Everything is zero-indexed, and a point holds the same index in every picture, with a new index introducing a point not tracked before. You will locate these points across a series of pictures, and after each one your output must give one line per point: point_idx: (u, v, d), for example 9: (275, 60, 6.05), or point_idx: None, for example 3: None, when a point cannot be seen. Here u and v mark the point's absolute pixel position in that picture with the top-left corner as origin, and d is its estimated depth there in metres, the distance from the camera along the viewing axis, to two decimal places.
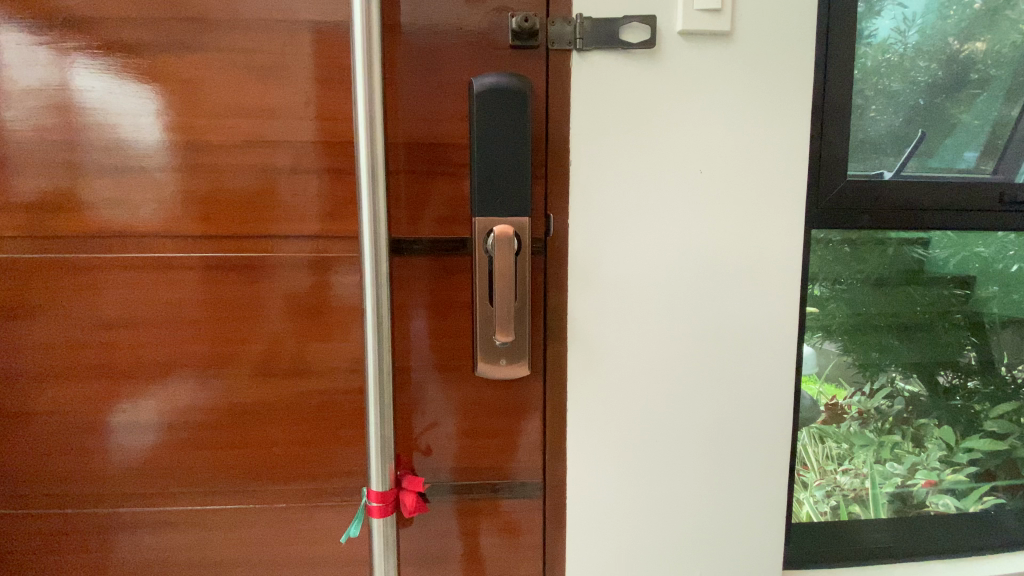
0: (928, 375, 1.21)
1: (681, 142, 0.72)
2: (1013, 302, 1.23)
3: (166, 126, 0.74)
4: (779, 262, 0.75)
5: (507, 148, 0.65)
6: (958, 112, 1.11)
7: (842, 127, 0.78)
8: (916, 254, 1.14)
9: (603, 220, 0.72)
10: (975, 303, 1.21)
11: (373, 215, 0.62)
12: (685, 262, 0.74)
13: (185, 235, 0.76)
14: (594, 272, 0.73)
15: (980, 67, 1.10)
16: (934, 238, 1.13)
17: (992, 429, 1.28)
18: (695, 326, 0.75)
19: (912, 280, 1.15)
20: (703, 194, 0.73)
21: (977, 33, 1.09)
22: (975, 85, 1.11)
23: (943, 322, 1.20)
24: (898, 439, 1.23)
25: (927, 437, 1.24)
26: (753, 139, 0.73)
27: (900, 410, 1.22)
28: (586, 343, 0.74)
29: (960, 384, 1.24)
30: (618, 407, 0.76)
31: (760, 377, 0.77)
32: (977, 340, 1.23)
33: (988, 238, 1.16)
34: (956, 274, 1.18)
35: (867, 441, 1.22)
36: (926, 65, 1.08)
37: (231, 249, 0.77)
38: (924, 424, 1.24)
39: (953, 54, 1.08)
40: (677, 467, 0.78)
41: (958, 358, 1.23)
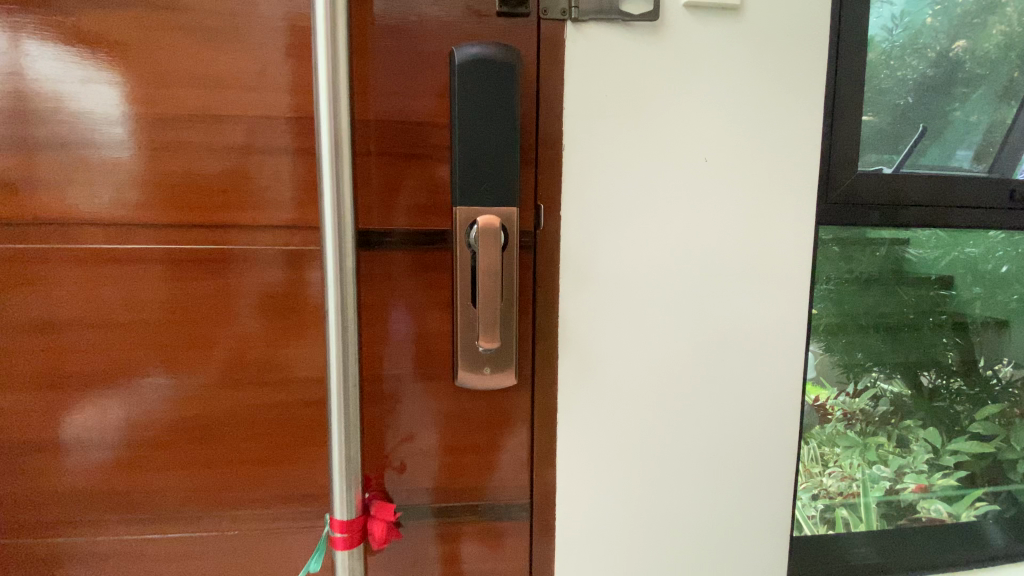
0: (911, 375, 1.18)
1: (684, 128, 0.65)
2: (998, 303, 1.21)
3: (108, 96, 0.64)
4: (790, 262, 0.69)
5: (494, 129, 0.57)
6: (952, 109, 1.08)
7: (852, 117, 0.72)
8: (906, 254, 1.10)
9: (597, 213, 0.65)
10: (959, 304, 1.18)
11: (338, 204, 0.53)
12: (684, 260, 0.67)
13: (136, 225, 0.67)
14: (585, 271, 0.66)
15: (968, 66, 1.07)
16: (924, 238, 1.10)
17: (978, 431, 1.25)
18: (695, 330, 0.69)
19: (903, 279, 1.12)
20: (704, 185, 0.67)
21: (964, 31, 1.06)
22: (964, 84, 1.08)
23: (929, 321, 1.17)
24: (883, 441, 1.20)
25: (913, 439, 1.21)
26: (762, 125, 0.67)
27: (885, 412, 1.18)
28: (576, 348, 0.67)
29: (945, 385, 1.21)
30: (612, 419, 0.69)
31: (767, 385, 0.71)
32: (960, 340, 1.20)
33: (980, 237, 1.13)
34: (942, 274, 1.14)
35: (851, 442, 1.17)
36: (919, 62, 1.04)
37: (183, 240, 0.67)
38: (910, 426, 1.21)
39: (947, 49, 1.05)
40: (677, 484, 0.71)
41: (942, 358, 1.20)
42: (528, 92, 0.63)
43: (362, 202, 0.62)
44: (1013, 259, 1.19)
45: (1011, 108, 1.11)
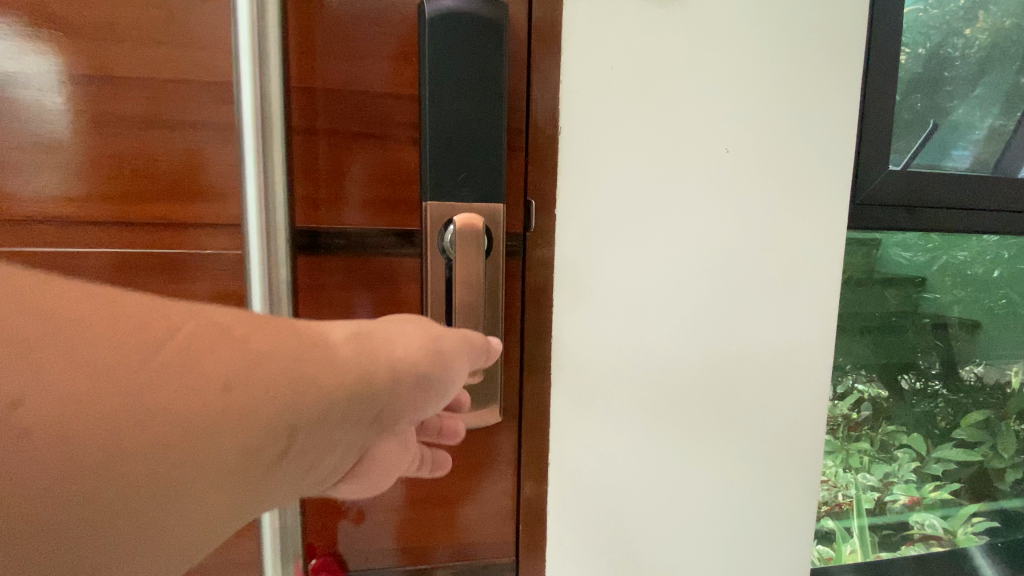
0: (888, 376, 1.11)
1: (700, 113, 0.55)
2: (979, 306, 1.15)
3: (27, 57, 0.48)
4: (818, 272, 0.60)
5: (474, 107, 0.45)
6: (946, 106, 1.04)
7: (877, 108, 0.64)
8: (895, 255, 1.05)
9: (596, 213, 0.54)
10: (938, 304, 1.12)
11: (266, 191, 0.41)
12: (693, 267, 0.57)
13: (63, 224, 0.51)
14: (579, 283, 0.54)
15: (955, 66, 1.03)
16: (912, 239, 1.05)
17: (963, 437, 1.21)
18: (705, 353, 0.59)
19: (892, 281, 1.07)
20: (720, 181, 0.56)
21: (952, 30, 1.02)
22: (951, 84, 1.04)
23: (912, 323, 1.11)
24: (865, 446, 1.12)
25: (896, 444, 1.15)
26: (790, 113, 0.57)
27: (868, 417, 1.11)
28: (570, 375, 0.55)
29: (921, 386, 1.15)
30: (611, 460, 0.58)
31: (789, 415, 0.61)
32: (939, 342, 1.14)
33: (970, 241, 1.09)
34: (913, 272, 1.08)
35: (834, 447, 1.09)
36: (912, 59, 0.98)
37: (118, 243, 0.52)
38: (892, 431, 1.14)
39: (942, 44, 1.01)
40: (685, 531, 0.61)
41: (918, 359, 1.13)
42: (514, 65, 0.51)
43: (302, 195, 0.49)
44: (1005, 263, 1.14)
45: (993, 112, 1.10)
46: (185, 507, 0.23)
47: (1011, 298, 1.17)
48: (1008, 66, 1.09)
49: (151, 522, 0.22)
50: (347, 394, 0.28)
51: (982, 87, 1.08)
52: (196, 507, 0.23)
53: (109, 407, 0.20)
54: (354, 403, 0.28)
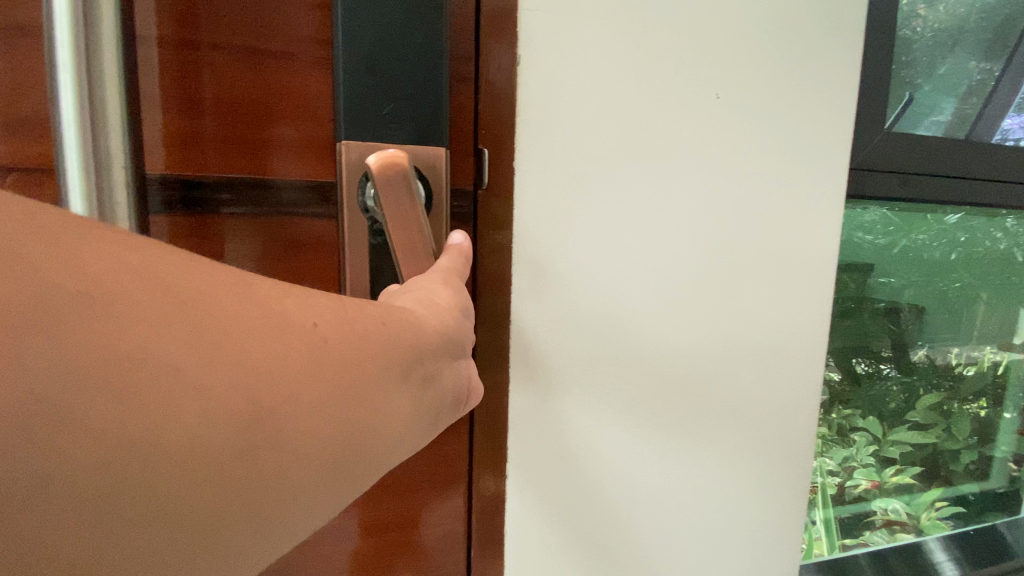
0: (845, 361, 1.08)
1: (685, 52, 0.45)
2: (935, 288, 1.14)
3: None
4: (811, 246, 0.52)
5: (410, 14, 0.34)
6: (914, 82, 1.00)
7: (873, 62, 0.56)
8: (858, 237, 1.02)
9: (562, 171, 0.43)
10: (895, 288, 1.09)
11: (92, 92, 0.28)
12: (674, 236, 0.48)
13: None
14: (542, 257, 0.44)
15: (919, 48, 1.00)
16: (874, 221, 1.03)
17: (920, 420, 1.20)
18: (689, 341, 0.50)
19: (854, 264, 1.03)
20: (706, 137, 0.47)
21: (917, 9, 0.98)
22: (915, 64, 1.00)
23: (870, 307, 1.08)
24: (826, 432, 1.09)
25: (854, 428, 1.12)
26: (786, 58, 0.49)
27: (826, 402, 1.08)
28: (532, 372, 0.45)
29: (878, 370, 1.12)
30: (581, 471, 0.48)
31: (777, 410, 0.54)
32: (896, 326, 1.12)
33: (927, 224, 1.08)
34: (871, 255, 1.04)
35: None
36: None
37: None
38: (852, 415, 1.12)
39: (909, 17, 0.97)
40: (665, 548, 0.53)
41: (876, 343, 1.11)
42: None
43: (168, 128, 0.36)
44: (962, 245, 1.14)
45: (958, 91, 1.07)
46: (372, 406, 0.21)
47: (967, 281, 1.17)
48: (969, 44, 1.07)
49: (349, 433, 0.20)
50: (449, 327, 0.28)
51: (947, 64, 1.05)
52: (376, 414, 0.21)
53: (270, 294, 0.19)
54: (453, 346, 0.27)
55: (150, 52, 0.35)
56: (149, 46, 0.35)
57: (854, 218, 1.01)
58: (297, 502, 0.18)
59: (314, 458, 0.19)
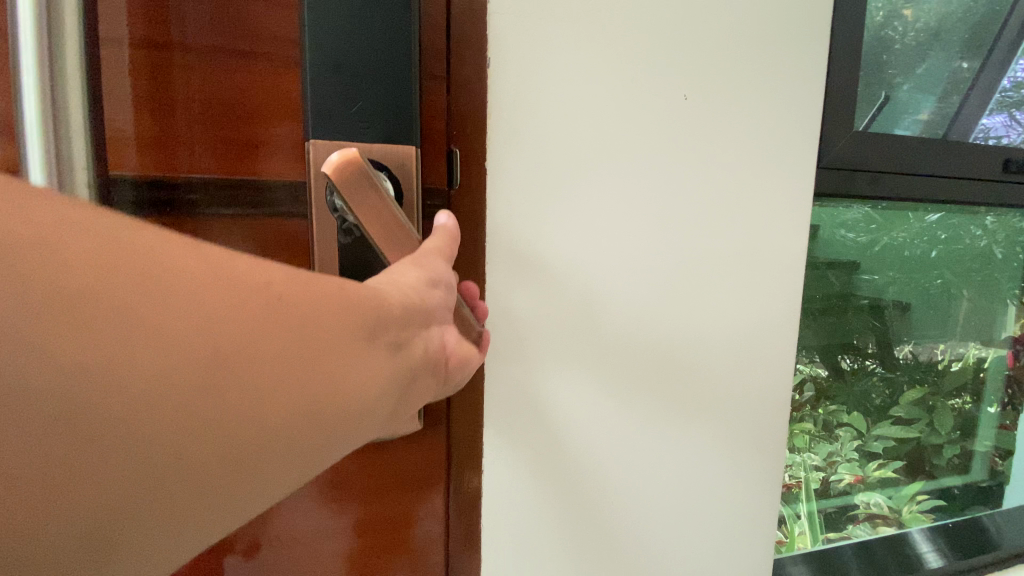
0: (829, 357, 1.10)
1: (654, 54, 0.46)
2: (917, 285, 1.16)
3: None
4: (781, 243, 0.53)
5: (376, 16, 0.35)
6: (894, 82, 1.02)
7: (843, 64, 0.57)
8: (840, 235, 1.03)
9: (533, 171, 0.44)
10: (878, 285, 1.11)
11: (54, 91, 0.30)
12: (648, 236, 0.49)
13: None
14: (515, 256, 0.45)
15: (899, 47, 1.02)
16: (855, 220, 1.04)
17: (902, 416, 1.22)
18: (663, 337, 0.51)
19: (836, 261, 1.05)
20: (676, 137, 0.48)
21: (897, 9, 0.99)
22: (895, 65, 1.02)
23: (853, 304, 1.10)
24: (810, 427, 1.11)
25: (837, 423, 1.14)
26: (755, 59, 0.50)
27: (810, 397, 1.09)
28: (510, 369, 0.46)
29: (861, 366, 1.14)
30: (557, 465, 0.49)
31: (749, 405, 0.55)
32: (879, 323, 1.13)
33: (908, 222, 1.10)
34: (856, 252, 1.06)
35: None
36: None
37: None
38: (835, 411, 1.13)
39: (887, 18, 0.98)
40: (640, 541, 0.54)
41: (859, 340, 1.12)
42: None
43: (140, 129, 0.37)
44: (942, 244, 1.15)
45: (937, 91, 1.09)
46: (334, 389, 0.21)
47: (948, 278, 1.19)
48: (948, 44, 1.08)
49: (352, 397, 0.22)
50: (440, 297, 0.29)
51: (926, 65, 1.06)
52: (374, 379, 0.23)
53: (263, 288, 0.19)
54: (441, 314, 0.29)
55: (120, 52, 0.36)
56: (118, 46, 0.36)
57: (835, 216, 1.02)
58: (283, 477, 0.20)
59: (275, 452, 0.19)
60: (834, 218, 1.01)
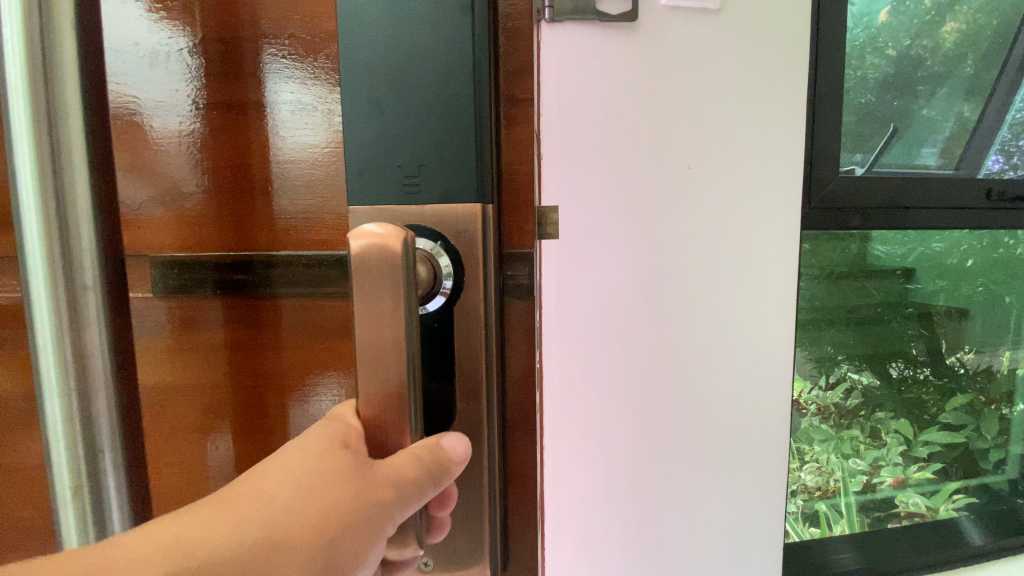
0: (879, 366, 1.18)
1: (667, 132, 0.63)
2: (960, 294, 1.22)
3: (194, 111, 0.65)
4: (775, 273, 0.68)
5: (447, 124, 0.50)
6: (916, 109, 1.11)
7: (827, 121, 0.72)
8: (874, 250, 1.11)
9: (574, 223, 0.62)
10: (923, 295, 1.19)
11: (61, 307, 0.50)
12: (669, 268, 0.65)
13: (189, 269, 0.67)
14: (561, 285, 0.63)
15: (924, 71, 1.10)
16: (889, 236, 1.11)
17: (949, 421, 1.26)
18: (679, 344, 0.67)
19: (870, 273, 1.13)
20: (686, 193, 0.64)
21: (918, 36, 1.08)
22: (923, 83, 1.11)
23: (897, 314, 1.18)
24: (857, 433, 1.19)
25: (884, 429, 1.21)
26: (751, 131, 0.65)
27: (858, 404, 1.17)
28: (565, 367, 0.64)
29: (912, 374, 1.21)
30: (601, 440, 0.66)
31: (757, 393, 0.70)
32: (925, 330, 1.20)
33: (945, 233, 1.15)
34: (902, 266, 1.15)
35: (827, 436, 1.16)
36: (879, 69, 1.05)
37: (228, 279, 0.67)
38: (882, 418, 1.20)
39: (904, 51, 1.07)
40: (672, 499, 0.69)
41: (907, 348, 1.20)
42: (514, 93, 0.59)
43: (263, 238, 0.67)
44: (978, 253, 1.20)
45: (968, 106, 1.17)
46: None
47: (989, 286, 1.23)
48: (976, 61, 1.15)
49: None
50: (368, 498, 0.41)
51: (951, 85, 1.14)
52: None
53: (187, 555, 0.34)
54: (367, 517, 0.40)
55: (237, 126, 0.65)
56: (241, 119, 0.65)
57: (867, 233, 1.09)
58: None
59: None
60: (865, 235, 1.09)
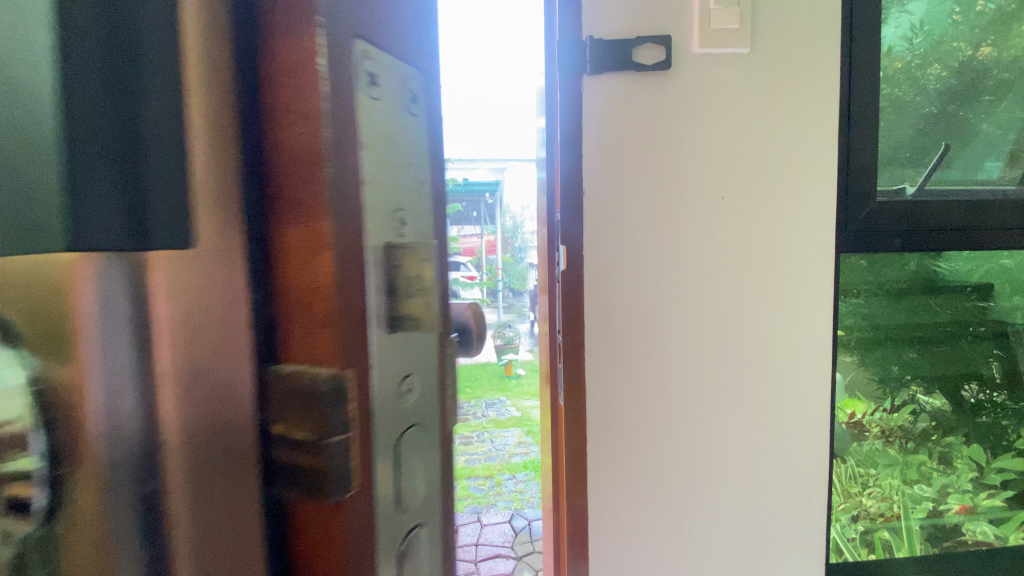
0: (949, 388, 1.14)
1: (701, 165, 0.68)
2: None
3: None
4: (810, 297, 0.71)
5: (32, 15, 0.14)
6: (978, 121, 1.07)
7: (863, 144, 0.74)
8: (936, 268, 1.08)
9: (610, 249, 0.68)
10: (999, 314, 1.13)
11: None
12: (704, 288, 0.69)
13: None
14: (602, 307, 0.69)
15: (988, 83, 1.06)
16: (950, 252, 1.07)
17: None
18: (715, 363, 0.70)
19: (933, 292, 1.09)
20: (718, 221, 0.69)
21: (981, 46, 1.04)
22: (991, 92, 1.07)
23: (968, 334, 1.13)
24: (924, 458, 1.15)
25: (955, 455, 1.16)
26: (781, 163, 0.69)
27: (925, 427, 1.14)
28: (605, 381, 0.69)
29: (987, 399, 1.15)
30: (640, 450, 0.70)
31: (795, 407, 0.73)
32: (1000, 351, 1.15)
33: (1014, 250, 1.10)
34: (975, 285, 1.11)
35: (892, 460, 1.14)
36: (933, 84, 1.04)
37: None
38: (951, 442, 1.15)
39: (965, 62, 1.04)
40: (711, 509, 0.72)
41: (980, 370, 1.15)
42: (564, 137, 0.67)
43: None
44: None
45: None
46: None
47: None
48: None
49: None
50: None
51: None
52: None
53: None
54: None
55: None
56: None
57: (924, 250, 1.06)
58: None
59: None
60: (926, 251, 1.06)
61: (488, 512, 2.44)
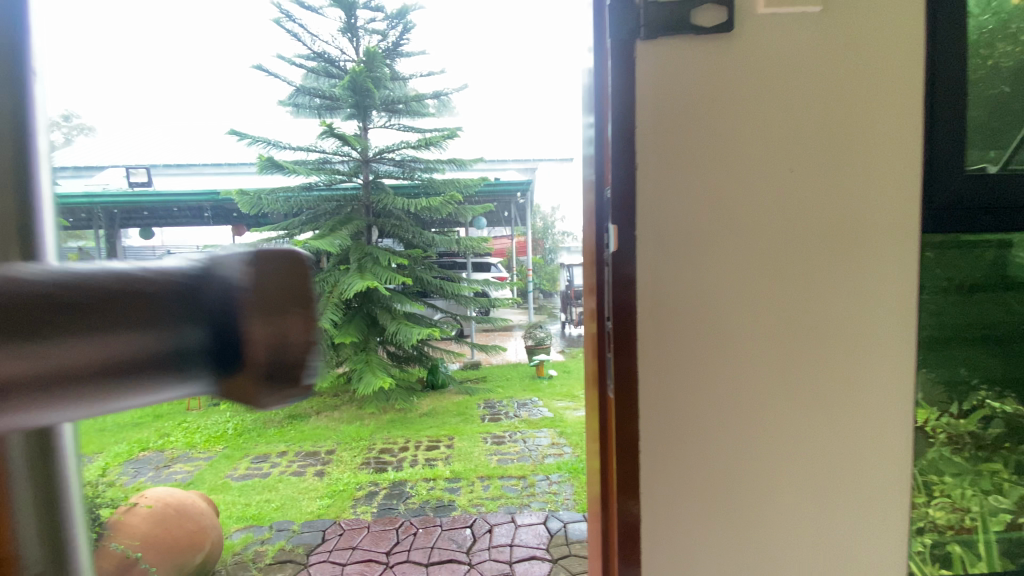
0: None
1: (767, 137, 0.62)
2: None
3: None
4: (889, 282, 0.64)
5: None
6: None
7: (946, 113, 0.67)
8: (1014, 258, 0.99)
9: (668, 231, 0.62)
10: None
11: None
12: (769, 272, 0.63)
13: None
14: (658, 293, 0.63)
15: None
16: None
17: None
18: (781, 355, 0.64)
19: (1009, 285, 1.00)
20: (786, 196, 0.63)
21: None
22: None
23: None
24: (999, 467, 1.05)
25: None
26: (856, 133, 0.63)
27: (999, 434, 1.04)
28: (661, 375, 0.63)
29: None
30: (698, 449, 0.65)
31: (870, 404, 0.66)
32: None
33: None
34: None
35: (963, 469, 1.03)
36: (1011, 56, 0.95)
37: None
38: None
39: None
40: (776, 514, 0.66)
41: None
42: (616, 111, 0.62)
43: None
44: None
45: None
46: None
47: None
48: None
49: None
50: None
51: None
52: None
53: None
54: None
55: None
56: None
57: (999, 239, 0.97)
58: None
59: None
60: (1001, 240, 0.97)
61: (522, 512, 2.39)
